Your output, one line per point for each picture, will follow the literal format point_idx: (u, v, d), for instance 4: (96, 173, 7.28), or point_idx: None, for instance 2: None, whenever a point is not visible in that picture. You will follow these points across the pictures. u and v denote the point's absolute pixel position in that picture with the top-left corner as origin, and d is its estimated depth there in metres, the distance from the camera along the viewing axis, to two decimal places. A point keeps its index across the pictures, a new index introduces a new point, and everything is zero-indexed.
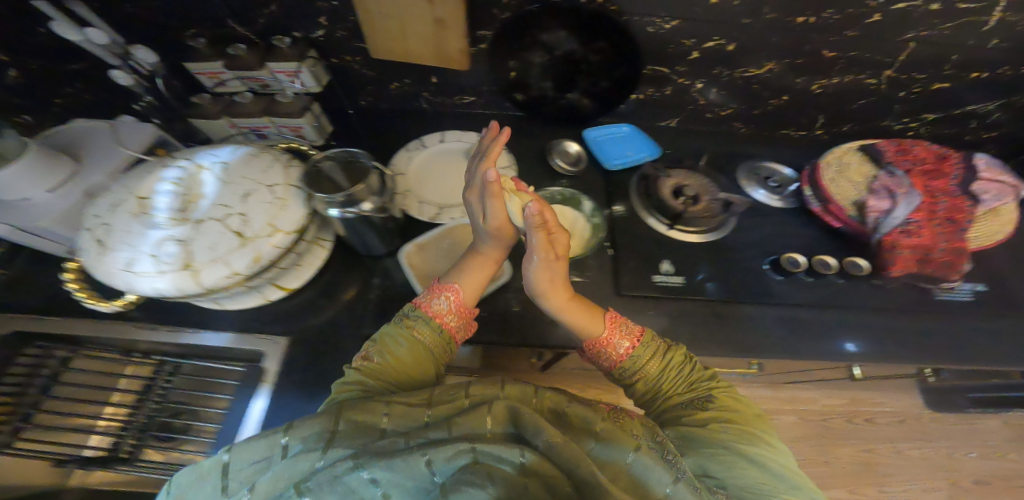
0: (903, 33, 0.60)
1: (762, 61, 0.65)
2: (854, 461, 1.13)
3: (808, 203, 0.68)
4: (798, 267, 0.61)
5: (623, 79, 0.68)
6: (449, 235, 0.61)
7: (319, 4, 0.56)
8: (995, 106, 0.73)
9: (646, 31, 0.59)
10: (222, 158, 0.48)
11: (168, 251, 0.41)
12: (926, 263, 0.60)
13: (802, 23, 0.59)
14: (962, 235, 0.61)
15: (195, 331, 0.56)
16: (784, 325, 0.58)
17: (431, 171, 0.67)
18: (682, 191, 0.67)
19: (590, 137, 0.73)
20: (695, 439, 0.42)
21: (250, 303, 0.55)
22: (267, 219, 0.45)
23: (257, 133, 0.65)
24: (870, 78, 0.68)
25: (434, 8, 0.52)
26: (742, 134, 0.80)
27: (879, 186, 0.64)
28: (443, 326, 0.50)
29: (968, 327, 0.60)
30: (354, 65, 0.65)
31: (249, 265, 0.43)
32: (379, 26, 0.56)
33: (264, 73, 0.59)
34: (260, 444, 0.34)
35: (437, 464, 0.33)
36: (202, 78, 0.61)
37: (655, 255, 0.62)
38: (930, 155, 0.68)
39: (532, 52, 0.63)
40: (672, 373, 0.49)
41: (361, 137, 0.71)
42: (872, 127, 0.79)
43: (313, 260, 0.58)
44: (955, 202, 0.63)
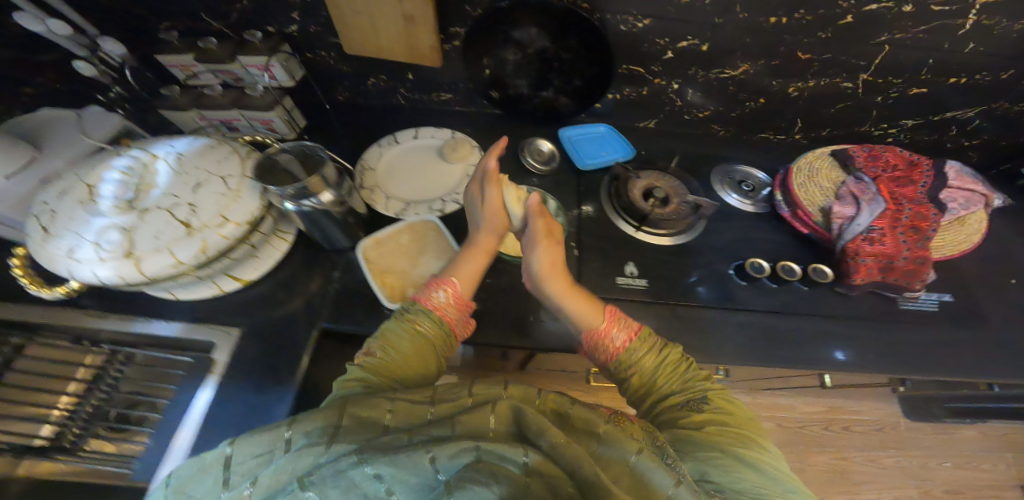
0: (878, 36, 0.59)
1: (738, 62, 0.64)
2: (827, 469, 1.12)
3: (778, 208, 0.69)
4: (762, 273, 0.62)
5: (597, 78, 0.67)
6: (409, 231, 0.63)
7: (292, 1, 0.58)
8: (974, 112, 0.73)
9: (619, 29, 0.60)
10: (178, 149, 0.49)
11: (108, 239, 0.41)
12: (888, 271, 0.60)
13: (774, 24, 0.58)
14: (925, 243, 0.61)
15: (151, 320, 0.57)
16: (744, 331, 0.58)
17: (402, 167, 0.70)
18: (652, 192, 0.67)
19: (566, 136, 0.73)
20: (689, 442, 0.42)
21: (204, 294, 0.57)
22: (218, 209, 0.46)
23: (228, 125, 0.68)
24: (846, 82, 0.68)
25: (403, 5, 0.55)
26: (720, 137, 0.80)
27: (845, 193, 0.65)
28: (443, 318, 0.51)
29: (923, 335, 0.61)
30: (330, 60, 0.68)
31: (195, 255, 0.44)
32: (351, 23, 0.58)
33: (235, 67, 0.61)
34: (262, 438, 0.35)
35: (440, 462, 0.34)
36: (175, 70, 0.64)
37: (620, 257, 0.63)
38: (901, 161, 0.67)
39: (505, 50, 0.64)
40: (666, 372, 0.50)
41: (337, 132, 0.74)
42: (851, 132, 0.78)
43: (273, 252, 0.60)
44: (920, 209, 0.63)
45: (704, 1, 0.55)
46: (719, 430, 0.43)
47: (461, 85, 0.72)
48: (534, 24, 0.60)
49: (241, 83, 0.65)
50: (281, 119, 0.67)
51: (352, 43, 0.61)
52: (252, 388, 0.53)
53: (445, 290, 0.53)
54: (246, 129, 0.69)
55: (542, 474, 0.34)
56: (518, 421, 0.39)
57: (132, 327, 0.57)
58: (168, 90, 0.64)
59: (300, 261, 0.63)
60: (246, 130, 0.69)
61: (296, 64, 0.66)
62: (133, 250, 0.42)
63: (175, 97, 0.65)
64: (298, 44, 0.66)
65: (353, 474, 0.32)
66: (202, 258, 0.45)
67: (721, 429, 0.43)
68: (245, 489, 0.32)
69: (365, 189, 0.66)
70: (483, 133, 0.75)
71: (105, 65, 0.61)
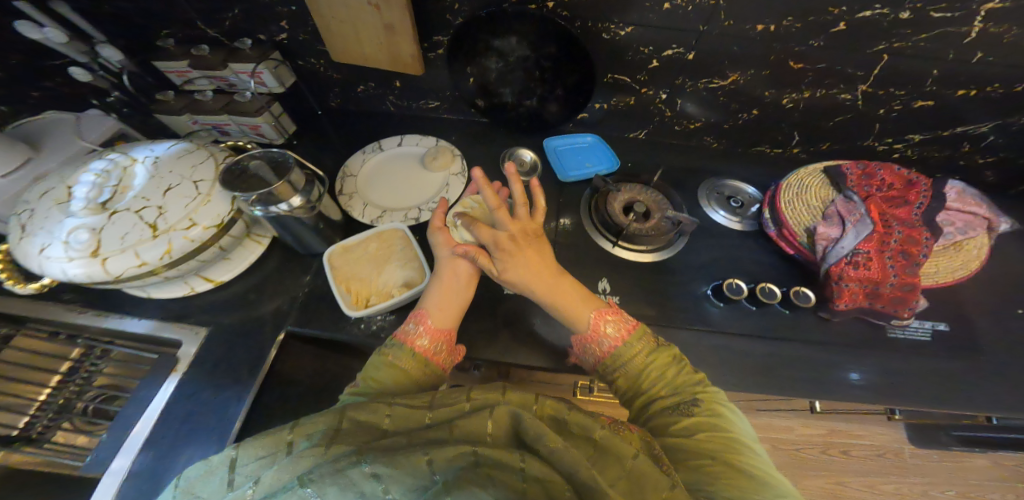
0: (875, 45, 0.56)
1: (726, 72, 0.63)
2: (820, 493, 1.06)
3: (765, 226, 0.66)
4: (739, 295, 0.59)
5: (578, 88, 0.67)
6: (377, 239, 0.62)
7: (280, 10, 0.61)
8: (990, 127, 0.68)
9: (602, 38, 0.59)
10: (156, 153, 0.51)
11: (76, 238, 0.44)
12: (875, 297, 0.57)
13: (762, 31, 0.56)
14: (915, 270, 0.57)
15: (123, 316, 0.61)
16: (716, 353, 0.57)
17: (382, 175, 0.71)
18: (632, 207, 0.65)
19: (550, 145, 0.74)
20: (679, 450, 0.43)
21: (176, 293, 0.61)
22: (184, 212, 0.48)
23: (219, 129, 0.72)
24: (844, 93, 0.65)
25: (382, 14, 0.57)
26: (714, 149, 0.78)
27: (833, 212, 0.61)
28: (417, 349, 0.51)
29: (896, 362, 0.59)
30: (320, 67, 0.71)
31: (159, 256, 0.47)
32: (336, 31, 0.60)
33: (227, 73, 0.65)
34: (267, 441, 0.39)
35: (437, 463, 0.37)
36: (172, 76, 0.68)
37: (595, 274, 0.62)
38: (896, 180, 0.62)
39: (487, 58, 0.64)
40: (651, 375, 0.50)
41: (327, 137, 0.77)
42: (853, 146, 0.75)
43: (247, 255, 0.64)
44: (912, 233, 0.58)
45: (686, 8, 0.54)
46: (708, 435, 0.44)
47: (447, 93, 0.72)
48: (514, 33, 0.60)
49: (234, 89, 0.69)
50: (268, 124, 0.70)
51: (337, 50, 0.64)
52: (224, 386, 0.57)
53: (418, 322, 0.53)
54: (236, 132, 0.73)
55: (540, 480, 0.36)
56: (515, 424, 0.41)
57: (104, 321, 0.60)
58: (163, 94, 0.68)
59: (279, 261, 0.66)
60: (236, 134, 0.73)
61: (287, 72, 0.71)
62: (99, 250, 0.44)
63: (171, 102, 0.69)
64: (291, 50, 0.69)
65: (352, 474, 0.35)
66: (166, 259, 0.47)
67: (711, 436, 0.44)
68: (249, 487, 0.35)
69: (344, 195, 0.67)
70: (469, 140, 0.75)
71: (104, 71, 0.65)
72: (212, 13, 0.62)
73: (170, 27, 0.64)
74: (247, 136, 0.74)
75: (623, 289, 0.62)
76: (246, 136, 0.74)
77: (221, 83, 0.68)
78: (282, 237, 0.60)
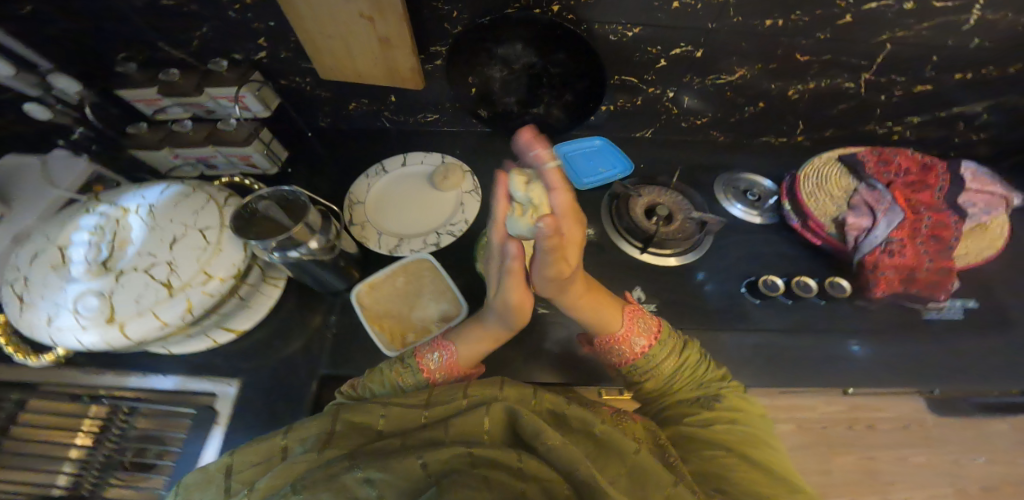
0: (878, 36, 0.62)
1: (733, 68, 0.66)
2: (853, 470, 0.86)
3: (788, 218, 0.74)
4: (775, 291, 0.66)
5: (590, 93, 0.69)
6: (403, 273, 0.64)
7: (256, 27, 0.58)
8: (985, 107, 0.78)
9: (610, 39, 0.60)
10: (149, 201, 0.51)
11: (86, 306, 0.44)
12: (911, 283, 0.63)
13: (769, 27, 0.59)
14: (948, 254, 0.64)
15: (147, 375, 0.62)
16: (755, 352, 0.64)
17: (388, 198, 0.73)
18: (655, 210, 0.69)
19: (561, 151, 0.76)
20: (692, 442, 0.49)
21: (200, 347, 0.61)
22: (197, 266, 0.48)
23: (204, 162, 0.69)
24: (847, 82, 0.71)
25: (376, 27, 0.55)
26: (720, 142, 0.84)
27: (859, 201, 0.68)
28: (432, 382, 0.53)
29: (887, 344, 0.67)
30: (307, 86, 0.70)
31: (179, 315, 0.47)
32: (325, 47, 0.59)
33: (204, 99, 0.62)
34: (259, 448, 0.43)
35: (430, 464, 0.41)
36: (141, 105, 0.64)
37: (627, 284, 0.67)
38: (914, 165, 0.70)
39: (491, 66, 0.65)
40: (684, 375, 0.55)
41: (321, 161, 0.78)
42: (857, 130, 0.84)
43: (264, 300, 0.65)
44: (939, 217, 0.66)
45: (696, 6, 0.54)
46: (728, 428, 0.50)
47: (446, 104, 0.73)
48: (519, 39, 0.60)
49: (212, 115, 0.67)
50: (259, 154, 0.68)
51: (329, 68, 0.63)
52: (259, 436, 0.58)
53: (439, 352, 0.54)
54: (223, 163, 0.71)
55: (538, 478, 0.42)
56: (513, 421, 0.45)
57: (130, 380, 0.62)
58: (135, 127, 0.65)
59: (298, 301, 0.67)
60: (223, 165, 0.71)
61: (270, 92, 0.68)
62: (115, 315, 0.44)
63: (144, 134, 0.65)
64: (271, 68, 0.66)
65: (345, 480, 0.38)
66: (186, 317, 0.47)
67: (731, 429, 0.50)
68: (244, 492, 0.39)
69: (356, 226, 0.69)
70: (475, 154, 0.78)
71: (63, 105, 0.61)
72: (177, 34, 0.58)
73: (128, 51, 0.60)
74: (236, 167, 0.72)
75: (656, 297, 0.67)
76: (234, 166, 0.72)
77: (199, 110, 0.65)
78: (300, 278, 0.62)
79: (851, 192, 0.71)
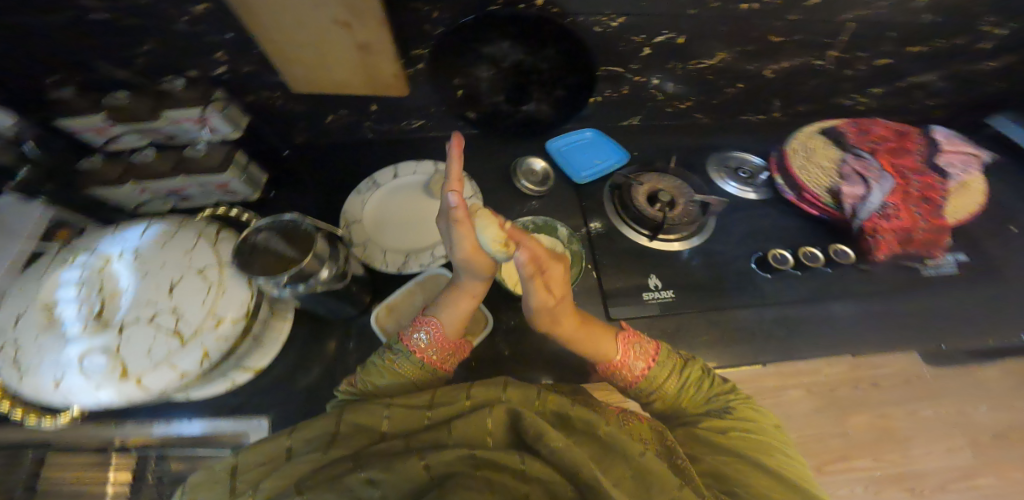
0: (843, 14, 0.67)
1: (713, 52, 0.70)
2: (868, 429, 0.98)
3: (783, 192, 0.79)
4: (784, 264, 0.72)
5: (579, 83, 0.73)
6: (417, 292, 0.67)
7: (211, 39, 0.56)
8: (936, 76, 0.87)
9: (594, 31, 0.62)
10: (131, 244, 0.51)
11: (94, 364, 0.45)
12: (909, 243, 0.72)
13: (745, 10, 0.62)
14: (938, 213, 0.73)
15: (171, 421, 0.62)
16: (777, 323, 0.69)
17: (386, 212, 0.73)
18: (657, 196, 0.74)
19: (554, 148, 0.80)
20: (704, 441, 0.54)
21: (218, 391, 0.59)
22: (204, 310, 0.49)
23: (174, 193, 0.66)
24: (817, 59, 0.76)
25: (354, 36, 0.54)
26: (704, 123, 0.89)
27: (850, 171, 0.75)
28: (423, 358, 0.54)
29: (883, 306, 0.72)
30: (276, 100, 0.68)
31: (196, 362, 0.48)
32: (298, 57, 0.57)
33: (163, 123, 0.59)
34: (265, 448, 0.44)
35: (432, 466, 0.42)
36: (87, 135, 0.58)
37: (643, 272, 0.71)
38: (890, 133, 0.81)
39: (477, 67, 0.66)
40: (690, 389, 0.58)
41: (304, 180, 0.78)
42: (827, 104, 0.90)
43: (276, 334, 0.63)
44: (927, 180, 0.75)
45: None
46: (740, 435, 0.54)
47: (432, 109, 0.74)
48: (505, 38, 0.62)
49: (174, 140, 0.63)
50: (238, 179, 0.66)
51: (301, 81, 0.63)
52: None
53: (427, 330, 0.55)
54: (197, 193, 0.68)
55: (541, 479, 0.44)
56: (516, 423, 0.47)
57: (154, 428, 0.62)
58: (89, 162, 0.61)
59: (312, 330, 0.68)
60: (196, 194, 0.69)
61: (236, 110, 0.65)
62: (129, 371, 0.46)
63: (100, 168, 0.62)
64: (233, 84, 0.63)
65: (348, 480, 0.40)
66: (203, 364, 0.48)
67: (742, 435, 0.54)
68: (251, 492, 0.41)
69: (357, 246, 0.69)
70: (471, 158, 0.80)
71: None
72: (121, 51, 0.55)
73: (58, 73, 0.55)
74: (212, 195, 0.70)
75: (674, 283, 0.71)
76: (210, 195, 0.70)
77: (158, 136, 0.61)
78: (313, 309, 0.62)
79: (838, 160, 0.78)
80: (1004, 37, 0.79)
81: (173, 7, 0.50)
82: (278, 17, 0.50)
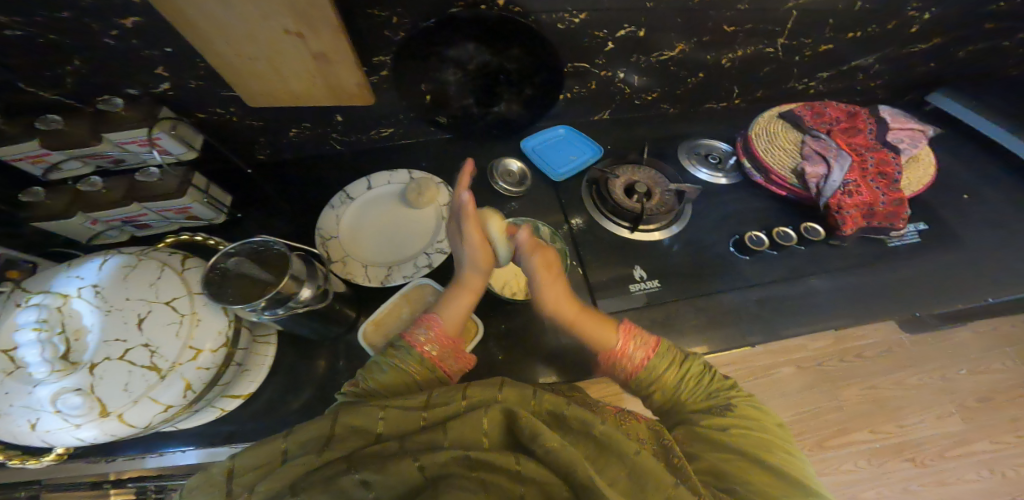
0: (786, 1, 0.70)
1: (673, 44, 0.72)
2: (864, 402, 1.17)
3: (751, 175, 0.83)
4: (761, 245, 0.74)
5: (549, 82, 0.73)
6: (402, 305, 0.65)
7: (147, 54, 0.55)
8: (873, 59, 0.93)
9: (558, 27, 0.63)
10: (89, 280, 0.47)
11: (69, 406, 0.42)
12: (872, 216, 0.76)
13: (699, 2, 0.64)
14: (896, 187, 0.78)
15: (163, 453, 0.58)
16: (761, 303, 0.71)
17: (362, 226, 0.72)
18: (632, 187, 0.76)
19: (529, 147, 0.81)
20: (704, 440, 0.51)
21: (208, 418, 0.57)
22: (181, 342, 0.47)
23: (130, 221, 0.63)
24: (767, 47, 0.80)
25: (310, 46, 0.53)
26: (671, 114, 0.92)
27: (810, 151, 0.80)
28: (426, 354, 0.53)
29: (853, 280, 0.75)
30: (232, 116, 0.67)
31: (178, 394, 0.46)
32: (254, 70, 0.56)
33: (109, 147, 0.56)
34: (257, 451, 0.41)
35: (426, 465, 0.42)
36: (24, 165, 0.54)
37: (628, 264, 0.73)
38: (842, 114, 0.85)
39: (444, 70, 0.66)
40: (690, 384, 0.57)
41: (273, 202, 0.75)
42: (781, 89, 0.95)
43: (262, 359, 0.62)
44: (881, 156, 0.80)
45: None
46: (740, 432, 0.51)
47: (400, 116, 0.74)
48: (470, 40, 0.62)
49: (122, 164, 0.61)
50: (199, 203, 0.63)
51: (257, 95, 0.61)
52: None
53: (428, 327, 0.56)
54: (156, 220, 0.64)
55: (538, 482, 0.43)
56: (510, 423, 0.47)
57: (147, 461, 0.58)
58: (30, 194, 0.57)
59: (297, 354, 0.65)
60: (155, 222, 0.65)
61: (189, 130, 0.64)
62: (108, 408, 0.43)
63: (43, 199, 0.57)
64: (178, 100, 0.62)
65: (342, 482, 0.39)
66: (186, 395, 0.47)
67: (744, 433, 0.50)
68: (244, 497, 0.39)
69: (336, 263, 0.67)
70: (443, 164, 0.80)
71: None
72: (47, 70, 0.53)
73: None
74: (172, 221, 0.66)
75: (658, 273, 0.73)
76: (170, 221, 0.66)
77: (103, 160, 0.59)
78: (295, 331, 0.60)
79: (800, 142, 0.83)
80: (929, 21, 0.85)
81: (98, 20, 0.49)
82: (220, 25, 0.48)
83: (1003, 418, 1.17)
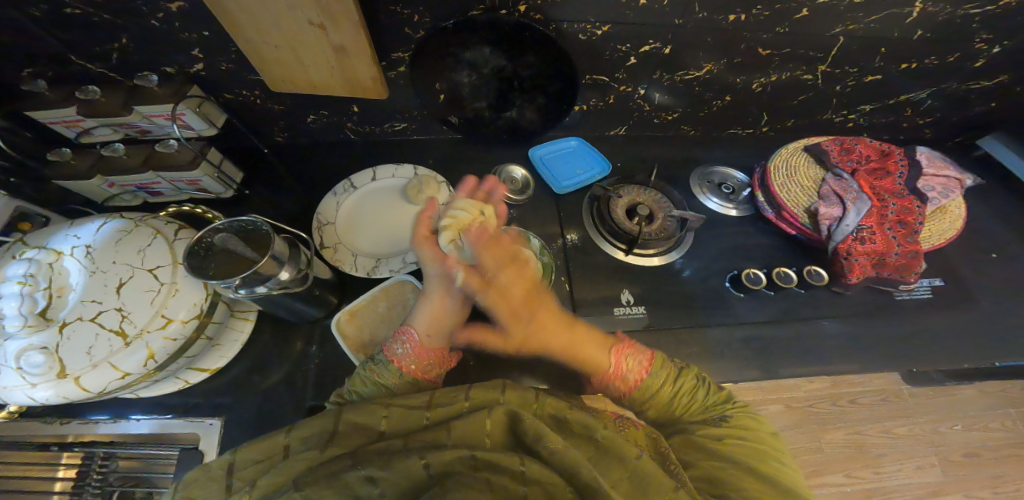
0: (833, 27, 0.68)
1: (701, 64, 0.73)
2: (846, 445, 1.13)
3: (764, 210, 0.82)
4: (757, 283, 0.74)
5: (560, 93, 0.77)
6: (380, 301, 0.69)
7: (185, 38, 0.58)
8: (926, 94, 0.87)
9: (579, 38, 0.66)
10: (84, 241, 0.53)
11: (32, 363, 0.46)
12: (882, 267, 0.74)
13: (733, 20, 0.65)
14: (913, 238, 0.74)
15: (118, 420, 0.65)
16: (749, 343, 0.72)
17: (358, 215, 0.77)
18: (636, 209, 0.78)
19: (537, 156, 0.85)
20: (699, 448, 0.54)
21: (171, 389, 0.64)
22: (153, 310, 0.51)
23: (144, 187, 0.70)
24: (806, 73, 0.78)
25: (331, 37, 0.57)
26: (690, 135, 0.93)
27: (829, 191, 0.77)
28: (404, 370, 0.55)
29: (864, 327, 0.76)
30: (256, 99, 0.71)
31: (139, 362, 0.50)
32: (275, 59, 0.60)
33: (137, 118, 0.62)
34: (259, 447, 0.44)
35: (432, 464, 0.42)
36: (61, 128, 0.62)
37: (616, 287, 0.75)
38: (874, 152, 0.82)
39: (459, 71, 0.70)
40: (683, 398, 0.58)
41: (283, 179, 0.82)
42: (814, 119, 0.92)
43: (235, 336, 0.68)
44: (903, 204, 0.76)
45: (663, 4, 0.61)
46: (733, 441, 0.53)
47: (414, 112, 0.78)
48: (486, 43, 0.65)
49: (147, 134, 0.67)
50: (209, 177, 0.70)
51: (280, 81, 0.64)
52: None
53: (404, 342, 0.57)
54: (167, 189, 0.72)
55: (540, 482, 0.43)
56: (514, 424, 0.48)
57: (98, 427, 0.65)
58: (55, 154, 0.62)
59: (274, 334, 0.71)
60: (166, 189, 0.72)
61: (214, 109, 0.70)
62: (67, 370, 0.47)
63: (68, 161, 0.64)
64: (209, 81, 0.66)
65: (349, 478, 0.40)
66: (147, 363, 0.51)
67: (736, 441, 0.53)
68: (244, 490, 0.40)
69: (328, 248, 0.72)
70: (448, 166, 0.84)
71: None
72: (94, 45, 0.57)
73: (38, 66, 0.57)
74: (182, 191, 0.73)
75: (643, 296, 0.75)
76: (180, 191, 0.73)
77: (131, 129, 0.65)
78: (273, 311, 0.65)
79: (819, 180, 0.81)
80: (998, 53, 0.78)
81: (145, 3, 0.52)
82: (252, 14, 0.52)
83: (990, 477, 1.15)
